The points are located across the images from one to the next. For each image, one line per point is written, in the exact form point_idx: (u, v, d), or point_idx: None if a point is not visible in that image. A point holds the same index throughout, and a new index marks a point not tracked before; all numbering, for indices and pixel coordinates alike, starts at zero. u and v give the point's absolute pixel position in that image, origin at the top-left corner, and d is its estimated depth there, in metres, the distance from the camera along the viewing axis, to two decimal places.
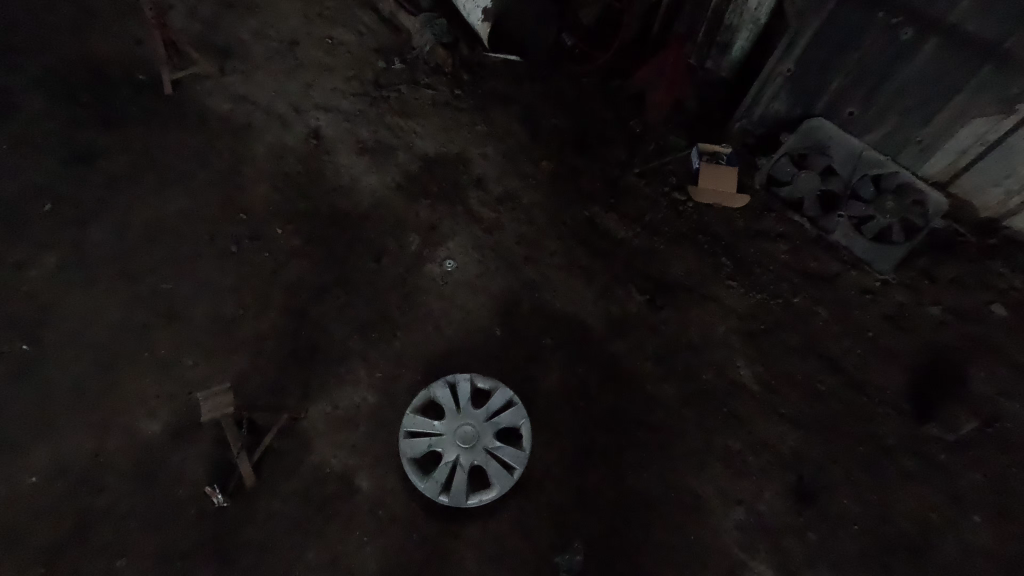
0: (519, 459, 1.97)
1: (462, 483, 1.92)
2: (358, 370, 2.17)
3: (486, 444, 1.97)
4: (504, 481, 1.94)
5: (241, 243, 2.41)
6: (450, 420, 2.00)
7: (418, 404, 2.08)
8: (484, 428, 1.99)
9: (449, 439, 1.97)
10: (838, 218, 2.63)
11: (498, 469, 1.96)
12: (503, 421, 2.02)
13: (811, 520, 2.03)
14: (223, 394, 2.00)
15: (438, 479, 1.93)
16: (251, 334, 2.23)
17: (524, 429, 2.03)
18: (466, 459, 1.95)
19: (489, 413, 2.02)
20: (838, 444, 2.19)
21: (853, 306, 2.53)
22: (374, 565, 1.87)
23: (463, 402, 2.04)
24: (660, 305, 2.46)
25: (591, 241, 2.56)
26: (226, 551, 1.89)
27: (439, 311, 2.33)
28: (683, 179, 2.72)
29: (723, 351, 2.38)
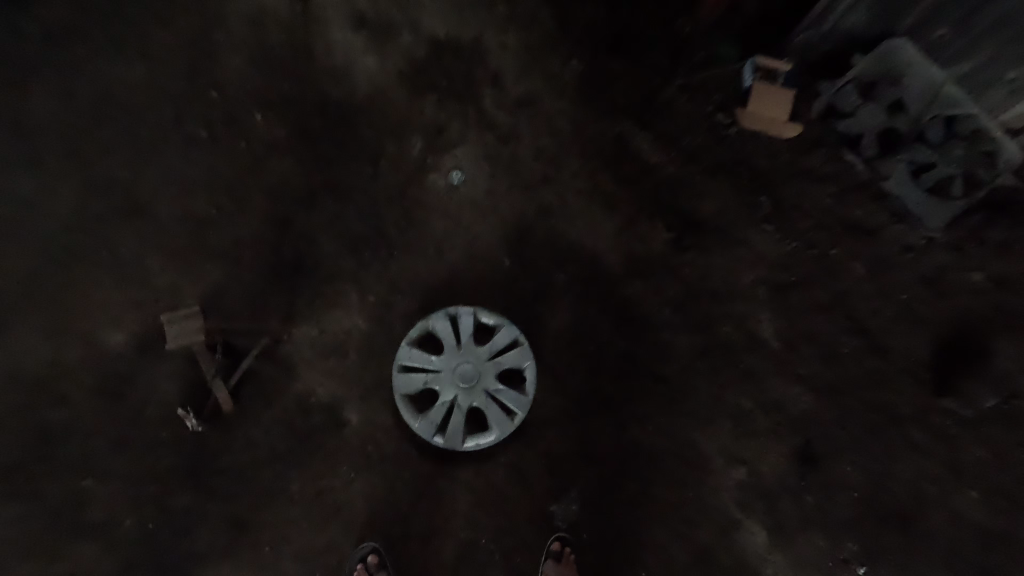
0: (521, 403, 1.84)
1: (459, 425, 1.79)
2: (349, 292, 1.96)
3: (488, 386, 1.82)
4: (504, 426, 1.82)
5: (214, 129, 2.04)
6: (449, 357, 1.83)
7: (414, 335, 1.89)
8: (486, 368, 1.83)
9: (447, 378, 1.81)
10: (897, 161, 2.34)
11: (498, 413, 1.82)
12: (507, 362, 1.85)
13: (811, 484, 1.98)
14: (194, 318, 1.78)
15: (433, 419, 1.79)
16: (226, 242, 1.96)
17: (529, 372, 1.88)
18: (464, 400, 1.81)
19: (492, 352, 1.85)
20: (852, 411, 2.09)
21: (890, 264, 2.28)
22: (362, 499, 1.81)
23: (465, 338, 1.85)
24: (686, 245, 2.23)
25: (618, 164, 2.24)
26: (204, 474, 1.80)
27: (442, 232, 2.08)
28: (731, 98, 2.34)
29: (746, 301, 2.19)
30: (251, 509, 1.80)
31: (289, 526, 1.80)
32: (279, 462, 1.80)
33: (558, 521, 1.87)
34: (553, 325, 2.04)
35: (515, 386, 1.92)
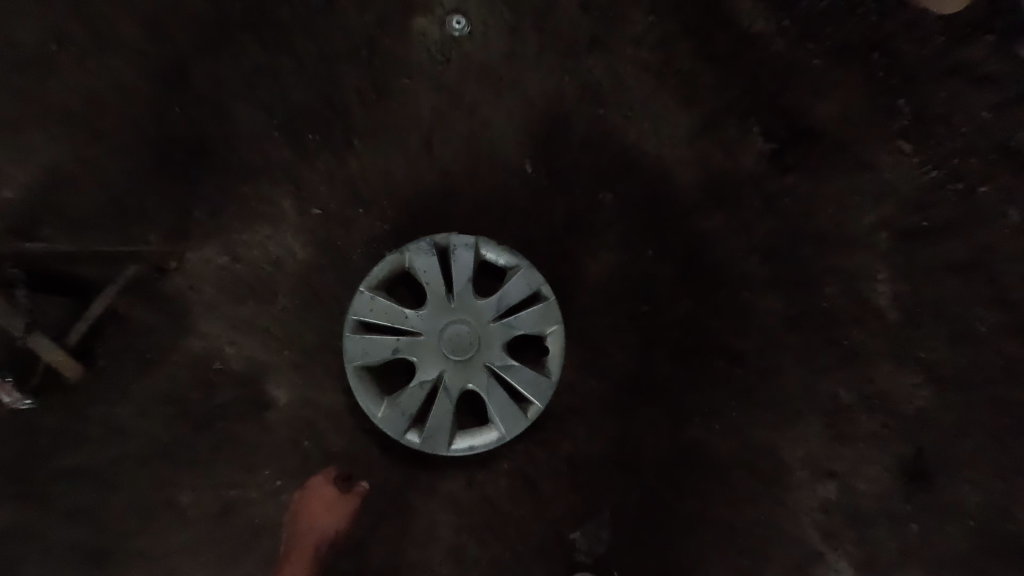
0: (540, 390, 1.21)
1: (444, 418, 1.19)
2: (282, 200, 1.26)
3: (491, 361, 1.19)
4: (512, 422, 1.20)
5: None
6: (433, 313, 1.18)
7: (382, 276, 1.22)
8: (489, 333, 1.19)
9: (430, 346, 1.17)
10: None
11: (505, 402, 1.20)
12: (522, 326, 1.20)
13: (921, 513, 1.43)
14: None
15: (405, 407, 1.17)
16: (79, 103, 1.22)
17: (554, 342, 1.23)
18: (454, 381, 1.18)
19: (500, 308, 1.20)
20: None
21: None
22: (289, 516, 1.21)
23: (459, 284, 1.19)
24: (789, 163, 1.51)
25: (708, 28, 1.46)
26: (40, 471, 1.19)
27: (432, 114, 1.34)
28: None
29: (863, 252, 1.50)
30: (123, 514, 1.21)
31: (183, 546, 1.22)
32: (165, 452, 1.22)
33: (579, 554, 1.31)
34: (591, 270, 1.40)
35: (531, 359, 1.28)
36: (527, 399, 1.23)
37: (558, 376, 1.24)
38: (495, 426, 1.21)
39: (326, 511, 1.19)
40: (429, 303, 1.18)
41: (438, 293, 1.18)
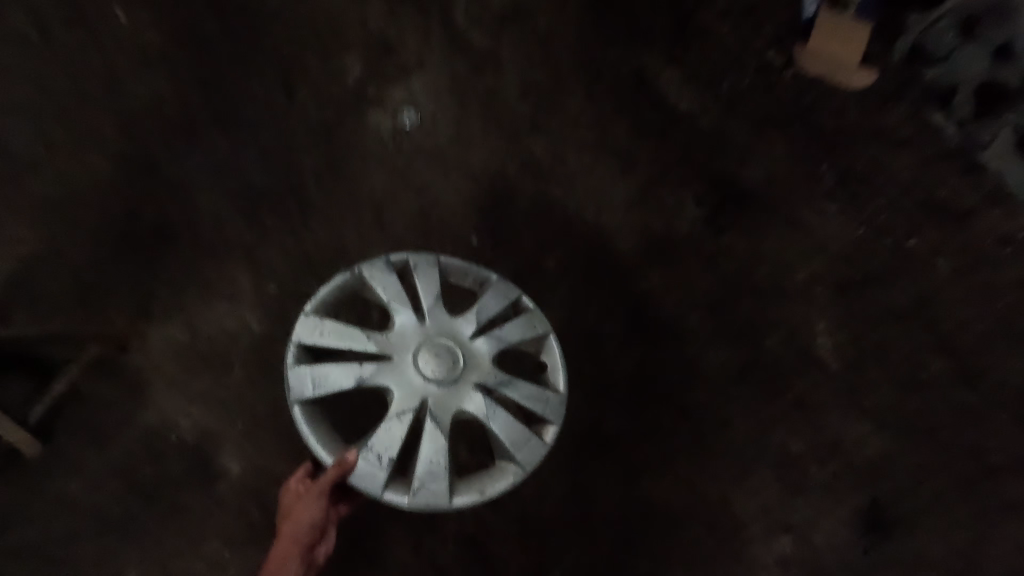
0: (549, 407, 1.18)
1: (439, 454, 1.12)
2: (240, 278, 1.36)
3: (482, 379, 1.16)
4: (526, 445, 1.14)
5: (49, 26, 1.41)
6: (404, 334, 1.16)
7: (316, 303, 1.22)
8: (474, 349, 1.16)
9: (404, 369, 1.13)
10: (998, 126, 1.85)
11: (513, 427, 1.14)
12: (508, 337, 1.20)
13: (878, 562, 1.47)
14: None
15: (384, 448, 1.10)
16: (56, 194, 1.33)
17: (550, 350, 1.22)
18: (443, 408, 1.13)
19: (479, 322, 1.19)
20: (946, 464, 1.56)
21: (983, 260, 1.79)
22: None
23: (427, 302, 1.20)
24: (724, 225, 1.64)
25: (637, 114, 1.67)
26: None
27: (389, 193, 1.49)
28: (784, 33, 1.86)
29: (797, 304, 1.63)
30: None
31: None
32: (109, 527, 1.23)
33: None
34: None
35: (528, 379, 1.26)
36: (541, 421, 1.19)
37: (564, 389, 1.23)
38: (506, 460, 1.15)
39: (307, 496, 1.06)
40: (397, 325, 1.16)
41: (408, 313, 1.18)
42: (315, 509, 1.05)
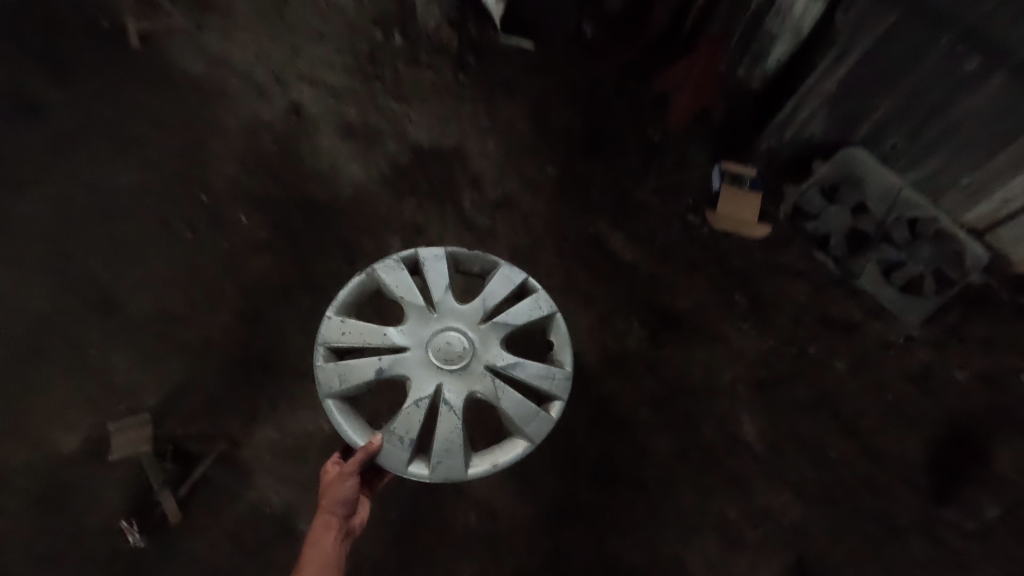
0: (556, 385, 1.61)
1: (455, 431, 1.55)
2: (315, 393, 1.91)
3: (491, 362, 1.59)
4: (531, 416, 1.58)
5: (197, 227, 2.13)
6: (419, 331, 1.61)
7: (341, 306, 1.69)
8: (484, 334, 1.61)
9: (422, 359, 1.58)
10: (866, 260, 2.47)
11: (523, 407, 1.57)
12: (513, 321, 1.64)
13: None
14: (140, 429, 1.84)
15: (403, 433, 1.53)
16: (195, 340, 1.96)
17: (558, 330, 1.68)
18: (457, 393, 1.56)
19: (485, 311, 1.63)
20: (856, 525, 2.03)
21: (873, 361, 2.33)
22: None
23: (441, 301, 1.64)
24: (663, 342, 2.22)
25: (594, 263, 2.34)
26: None
27: None
28: (700, 201, 2.57)
29: (726, 401, 2.15)
30: None
31: None
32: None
33: None
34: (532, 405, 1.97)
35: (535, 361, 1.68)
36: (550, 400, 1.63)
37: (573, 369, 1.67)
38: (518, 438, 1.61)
39: (339, 482, 1.41)
40: (416, 319, 1.61)
41: (425, 312, 1.62)
42: (345, 491, 1.40)
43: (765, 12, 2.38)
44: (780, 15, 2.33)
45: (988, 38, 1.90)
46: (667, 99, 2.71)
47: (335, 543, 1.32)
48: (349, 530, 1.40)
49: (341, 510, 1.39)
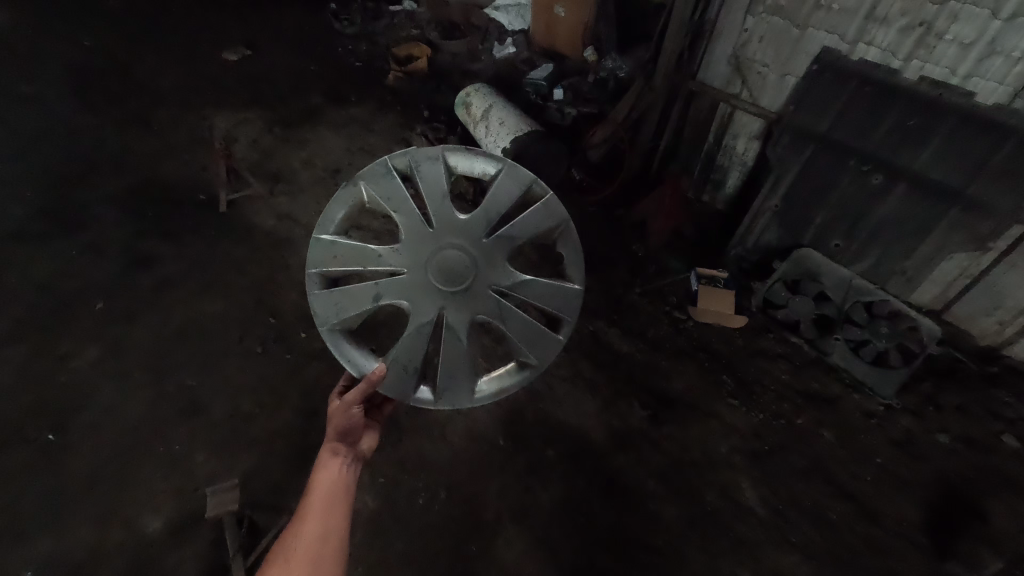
0: (564, 305, 1.92)
1: (460, 354, 1.86)
2: (363, 474, 2.25)
3: (495, 284, 1.86)
4: (534, 342, 1.89)
5: (267, 343, 2.61)
6: (419, 253, 1.86)
7: (339, 228, 1.93)
8: (488, 250, 1.86)
9: (426, 281, 1.84)
10: (835, 340, 2.80)
11: (530, 332, 1.88)
12: (516, 234, 1.88)
13: None
14: (231, 490, 2.15)
15: (409, 361, 1.84)
16: (264, 432, 2.34)
17: (568, 248, 1.94)
18: (459, 317, 1.84)
19: (489, 228, 1.87)
20: None
21: (858, 429, 2.57)
22: None
23: (439, 217, 1.87)
24: (663, 419, 2.52)
25: (596, 355, 2.73)
26: None
27: (447, 416, 2.43)
28: (682, 299, 3.02)
29: (725, 470, 2.40)
30: None
31: None
32: None
33: None
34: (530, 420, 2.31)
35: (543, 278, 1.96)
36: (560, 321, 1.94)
37: (581, 285, 1.94)
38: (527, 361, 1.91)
39: (342, 412, 1.75)
40: (416, 238, 1.86)
41: (425, 229, 1.86)
42: (349, 417, 1.75)
43: (715, 153, 3.20)
44: (728, 152, 3.13)
45: (882, 159, 2.48)
46: (645, 225, 3.36)
47: (340, 464, 1.64)
48: (355, 455, 1.73)
49: (344, 436, 1.73)
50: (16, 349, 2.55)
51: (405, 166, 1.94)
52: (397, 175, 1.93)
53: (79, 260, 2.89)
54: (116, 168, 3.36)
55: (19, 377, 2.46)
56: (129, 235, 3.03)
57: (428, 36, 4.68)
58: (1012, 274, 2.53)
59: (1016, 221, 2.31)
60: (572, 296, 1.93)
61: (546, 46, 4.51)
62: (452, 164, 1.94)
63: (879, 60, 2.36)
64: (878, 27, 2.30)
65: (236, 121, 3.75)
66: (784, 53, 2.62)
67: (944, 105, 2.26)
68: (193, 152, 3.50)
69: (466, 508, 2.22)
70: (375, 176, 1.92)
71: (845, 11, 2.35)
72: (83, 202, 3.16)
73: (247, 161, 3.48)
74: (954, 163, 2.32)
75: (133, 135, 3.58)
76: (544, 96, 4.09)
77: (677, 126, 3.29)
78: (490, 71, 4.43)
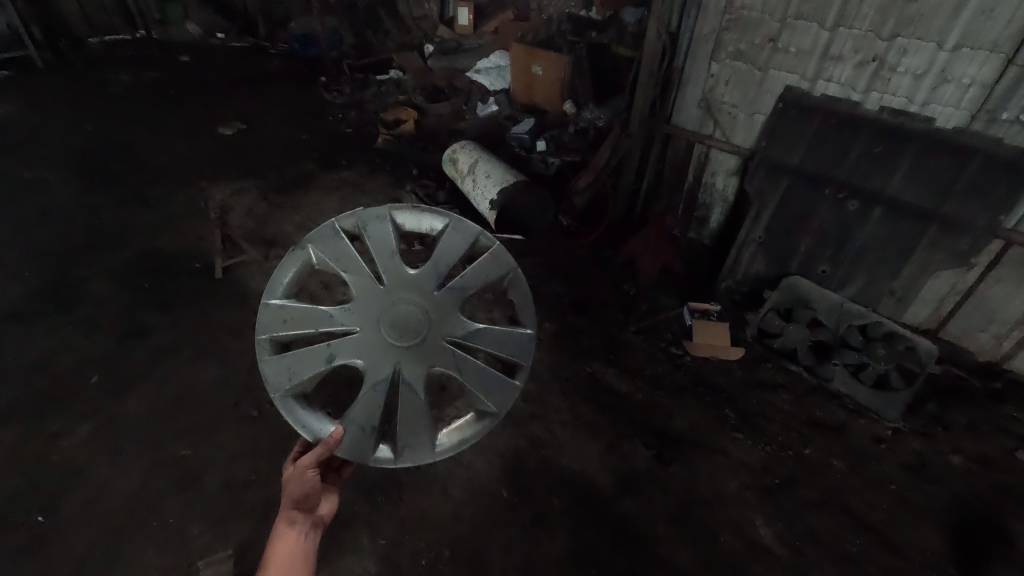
0: (521, 351, 1.94)
1: (419, 410, 1.85)
2: (362, 537, 2.18)
3: (449, 336, 1.87)
4: (496, 392, 1.89)
5: (263, 407, 2.60)
6: (371, 311, 1.86)
7: (287, 292, 1.94)
8: (438, 303, 1.87)
9: (378, 339, 1.84)
10: (834, 365, 2.78)
11: (489, 381, 1.88)
12: (467, 286, 1.92)
13: None
14: (220, 562, 2.11)
15: (366, 422, 1.82)
16: (262, 499, 2.29)
17: (519, 294, 1.96)
18: (415, 371, 1.83)
19: (439, 282, 1.90)
20: None
21: (869, 456, 2.52)
22: None
23: (389, 274, 1.89)
24: (668, 459, 2.47)
25: (595, 397, 2.71)
26: None
27: (448, 470, 2.39)
28: (678, 335, 3.02)
29: (738, 508, 2.32)
30: None
31: None
32: None
33: None
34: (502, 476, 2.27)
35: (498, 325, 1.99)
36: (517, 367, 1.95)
37: (533, 330, 1.97)
38: (489, 411, 1.91)
39: (299, 477, 1.64)
40: (367, 297, 1.87)
41: (375, 286, 1.87)
42: (305, 483, 1.64)
43: (697, 191, 3.29)
44: (709, 190, 3.23)
45: (856, 185, 2.57)
46: (635, 263, 3.42)
47: (299, 536, 1.55)
48: (314, 521, 1.63)
49: (302, 504, 1.62)
50: (7, 431, 2.50)
51: (354, 228, 1.98)
52: (345, 237, 1.96)
53: (77, 336, 2.91)
54: (115, 244, 3.44)
55: (10, 460, 2.40)
56: (126, 308, 3.05)
57: (414, 101, 4.94)
58: (999, 287, 2.57)
59: (994, 235, 2.37)
60: (525, 341, 1.95)
61: (527, 102, 4.76)
62: (399, 222, 2.00)
63: (839, 95, 2.49)
64: (834, 65, 2.45)
65: (232, 191, 3.88)
66: (749, 94, 2.76)
67: (906, 131, 2.37)
68: (191, 224, 3.61)
69: (472, 566, 2.12)
70: (325, 238, 1.95)
71: (801, 53, 2.51)
72: (82, 278, 3.21)
73: (242, 228, 3.57)
74: (926, 185, 2.39)
75: (131, 212, 3.69)
76: (528, 148, 4.25)
77: (657, 168, 3.40)
78: (474, 129, 4.63)
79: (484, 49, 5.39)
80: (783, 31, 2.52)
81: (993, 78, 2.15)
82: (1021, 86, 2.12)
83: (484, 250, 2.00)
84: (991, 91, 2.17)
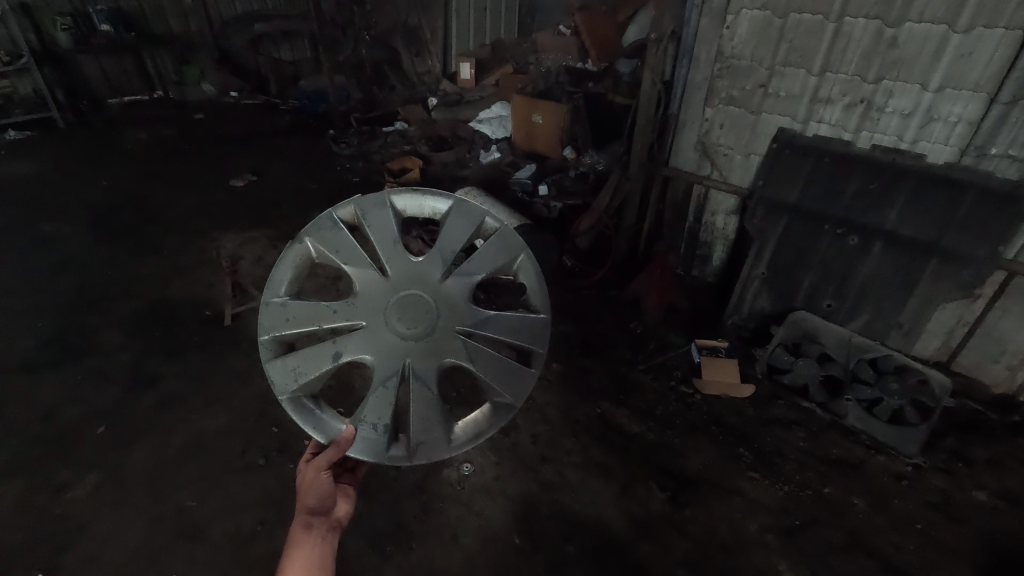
0: (535, 338, 1.93)
1: (433, 405, 1.82)
2: None
3: (460, 326, 1.84)
4: (512, 386, 1.87)
5: (270, 455, 2.57)
6: (377, 304, 1.84)
7: (288, 289, 1.92)
8: (447, 290, 1.85)
9: (385, 333, 1.81)
10: (847, 401, 2.75)
11: (505, 372, 1.88)
12: (475, 274, 1.90)
13: None
14: None
15: (376, 420, 1.79)
16: (267, 551, 2.22)
17: (529, 277, 1.97)
18: (426, 366, 1.80)
19: (445, 268, 1.88)
20: None
21: (890, 494, 2.45)
22: None
23: (393, 264, 1.87)
24: (684, 502, 2.41)
25: (607, 438, 2.67)
26: None
27: (458, 518, 2.33)
28: (687, 373, 3.01)
29: (759, 552, 2.24)
30: None
31: None
32: None
33: None
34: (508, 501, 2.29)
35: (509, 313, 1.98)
36: (531, 353, 1.94)
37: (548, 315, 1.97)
38: (506, 401, 1.88)
39: (311, 482, 1.60)
40: (371, 289, 1.86)
41: (380, 278, 1.86)
42: (319, 488, 1.60)
43: (698, 230, 3.35)
44: (709, 228, 3.29)
45: (855, 221, 2.62)
46: (640, 302, 3.42)
47: (315, 549, 1.53)
48: (331, 524, 1.63)
49: (316, 510, 1.61)
50: (11, 483, 2.47)
51: (353, 218, 1.97)
52: (345, 227, 1.95)
53: (85, 385, 2.91)
54: (126, 293, 3.50)
55: (12, 514, 2.36)
56: (136, 356, 3.08)
57: (419, 150, 5.12)
58: (1007, 318, 2.58)
59: (995, 267, 2.40)
60: (539, 325, 1.95)
61: (527, 149, 4.93)
62: (399, 208, 1.97)
63: (831, 135, 2.58)
64: (824, 107, 2.55)
65: (242, 240, 3.97)
66: (744, 136, 2.86)
67: (900, 167, 2.44)
68: (202, 272, 3.68)
69: None
70: (322, 230, 1.93)
71: (791, 97, 2.63)
72: (93, 328, 3.25)
73: (251, 275, 3.63)
74: (925, 218, 2.44)
75: (143, 262, 3.76)
76: (530, 194, 4.34)
77: (658, 209, 3.47)
78: (477, 175, 4.78)
79: (486, 101, 5.61)
80: (772, 78, 2.64)
81: (979, 115, 2.23)
82: (1007, 123, 2.20)
83: (489, 235, 1.99)
84: (977, 127, 2.25)
